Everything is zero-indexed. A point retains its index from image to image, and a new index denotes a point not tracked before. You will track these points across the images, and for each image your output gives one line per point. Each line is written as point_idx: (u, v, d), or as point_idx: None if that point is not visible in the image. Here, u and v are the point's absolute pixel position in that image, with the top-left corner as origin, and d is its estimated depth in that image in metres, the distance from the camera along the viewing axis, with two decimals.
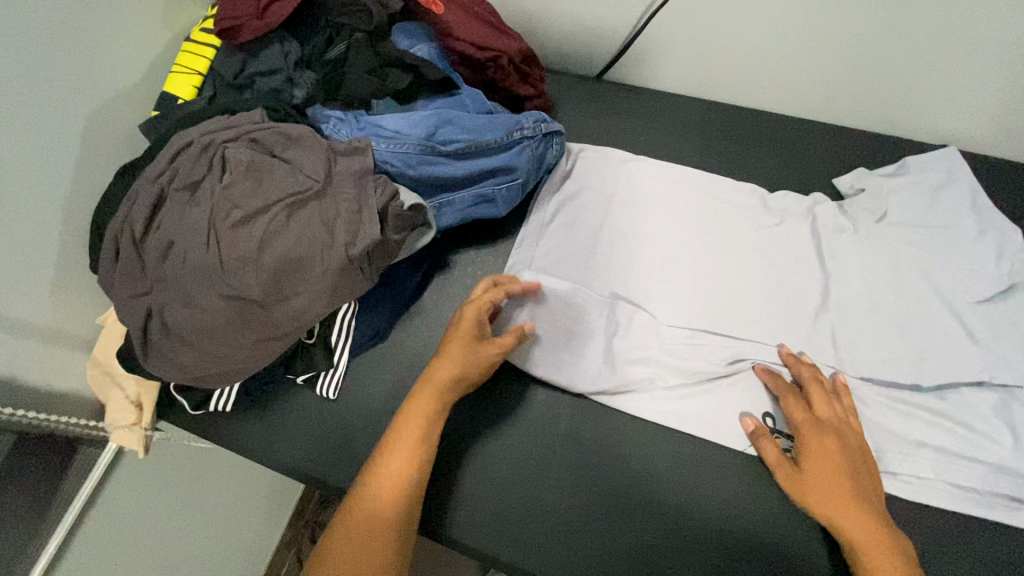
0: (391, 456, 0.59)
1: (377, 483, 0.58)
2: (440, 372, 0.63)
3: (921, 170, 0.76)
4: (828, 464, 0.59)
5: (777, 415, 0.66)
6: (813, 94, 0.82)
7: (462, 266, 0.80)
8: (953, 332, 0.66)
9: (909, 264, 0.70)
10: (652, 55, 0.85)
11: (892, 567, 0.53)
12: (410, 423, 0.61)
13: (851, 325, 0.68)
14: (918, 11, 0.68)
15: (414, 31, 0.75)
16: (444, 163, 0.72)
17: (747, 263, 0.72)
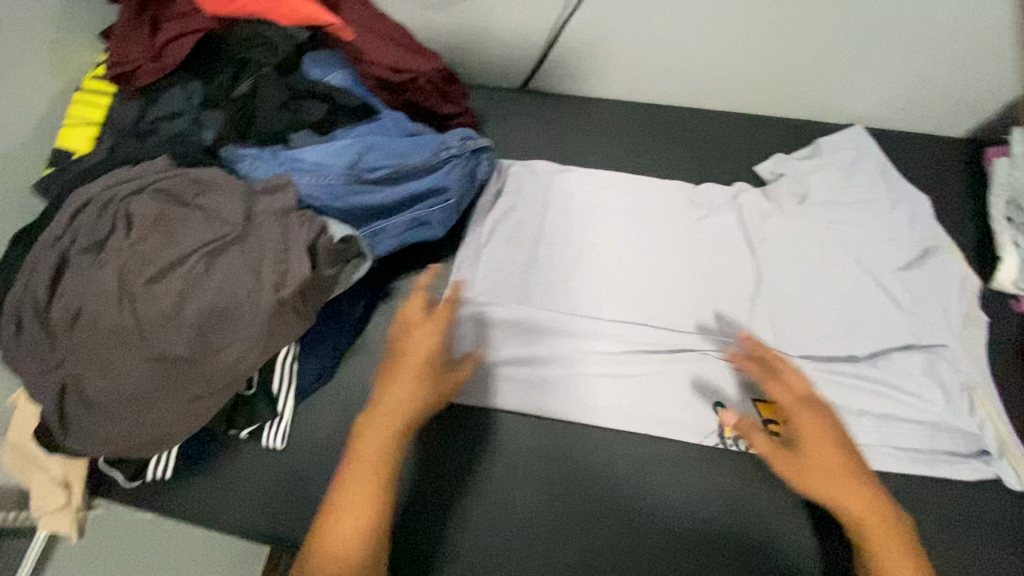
0: (351, 509, 0.51)
1: (339, 536, 0.50)
2: (388, 410, 0.55)
3: (833, 149, 0.79)
4: (824, 447, 0.55)
5: (729, 403, 0.67)
6: (727, 88, 0.84)
7: (404, 293, 0.78)
8: (881, 303, 0.70)
9: (832, 242, 0.73)
10: (571, 63, 0.85)
11: (893, 541, 0.52)
12: (369, 460, 0.53)
13: (787, 307, 0.70)
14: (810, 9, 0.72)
15: (327, 59, 0.74)
16: (372, 191, 0.70)
17: (683, 258, 0.74)
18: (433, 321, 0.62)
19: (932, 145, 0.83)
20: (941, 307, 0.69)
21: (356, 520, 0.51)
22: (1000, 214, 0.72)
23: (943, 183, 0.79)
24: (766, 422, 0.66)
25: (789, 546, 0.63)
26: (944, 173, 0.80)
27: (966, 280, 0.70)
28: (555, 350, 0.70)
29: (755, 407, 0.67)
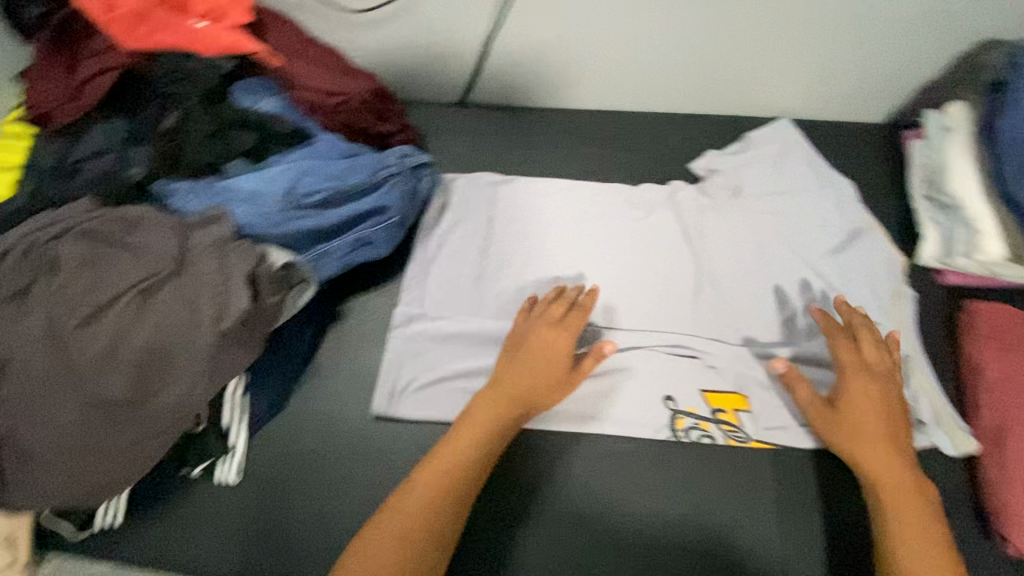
0: (441, 457, 0.60)
1: (426, 476, 0.59)
2: (486, 406, 0.64)
3: (762, 142, 0.82)
4: (864, 408, 0.61)
5: (680, 396, 0.68)
6: (658, 90, 0.86)
7: (355, 315, 0.77)
8: (815, 287, 0.73)
9: (767, 232, 0.76)
10: (505, 75, 0.86)
11: (911, 507, 0.56)
12: (471, 426, 0.62)
13: (728, 298, 0.73)
14: (723, 13, 0.74)
15: (257, 87, 0.74)
16: (311, 215, 0.70)
17: (628, 259, 0.75)
18: (557, 321, 0.68)
19: (857, 131, 0.86)
20: (870, 285, 0.72)
21: (443, 467, 0.59)
22: (918, 193, 0.74)
23: (868, 168, 0.83)
24: (713, 411, 0.68)
25: (758, 537, 0.63)
26: (868, 159, 0.84)
27: (891, 258, 0.73)
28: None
29: (704, 397, 0.68)
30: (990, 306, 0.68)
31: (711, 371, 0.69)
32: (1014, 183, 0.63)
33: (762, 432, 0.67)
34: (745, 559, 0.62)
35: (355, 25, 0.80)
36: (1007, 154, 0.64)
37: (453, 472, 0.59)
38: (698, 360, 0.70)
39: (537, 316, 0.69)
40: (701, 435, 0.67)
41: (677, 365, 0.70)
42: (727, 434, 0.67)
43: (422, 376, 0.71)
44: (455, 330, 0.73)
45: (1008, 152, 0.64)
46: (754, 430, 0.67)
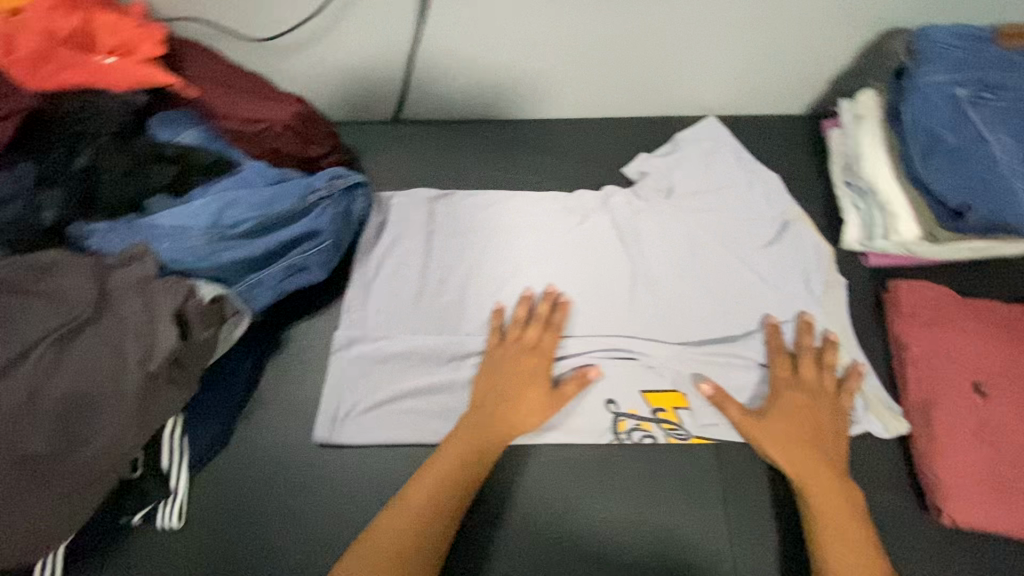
0: (441, 460, 0.62)
1: (425, 479, 0.61)
2: (480, 412, 0.65)
3: (692, 142, 0.83)
4: (795, 424, 0.63)
5: (620, 398, 0.69)
6: (587, 96, 0.87)
7: (295, 343, 0.76)
8: (748, 280, 0.73)
9: (700, 230, 0.77)
10: (435, 90, 0.87)
11: (841, 521, 0.58)
12: (468, 430, 0.64)
13: (666, 301, 0.73)
14: (638, 20, 0.75)
15: (177, 119, 0.73)
16: (239, 245, 0.69)
17: (568, 266, 0.76)
18: (540, 331, 0.70)
19: (780, 123, 0.88)
20: (801, 275, 0.73)
21: (441, 471, 0.61)
22: (840, 179, 0.77)
23: (792, 158, 0.85)
24: (654, 411, 0.68)
25: (705, 528, 0.64)
26: (792, 149, 0.86)
27: (819, 247, 0.75)
28: (446, 376, 0.71)
29: (644, 397, 0.69)
30: (910, 284, 0.71)
31: (650, 370, 0.70)
32: (920, 168, 0.65)
33: (701, 428, 0.67)
34: (693, 553, 0.63)
35: (274, 50, 0.80)
36: (913, 139, 0.65)
37: (451, 476, 0.61)
38: (636, 361, 0.71)
39: (516, 337, 0.70)
40: (643, 436, 0.68)
41: (616, 368, 0.70)
42: (668, 433, 0.67)
43: (367, 400, 0.70)
44: (399, 351, 0.72)
45: (913, 137, 0.65)
46: (694, 426, 0.67)
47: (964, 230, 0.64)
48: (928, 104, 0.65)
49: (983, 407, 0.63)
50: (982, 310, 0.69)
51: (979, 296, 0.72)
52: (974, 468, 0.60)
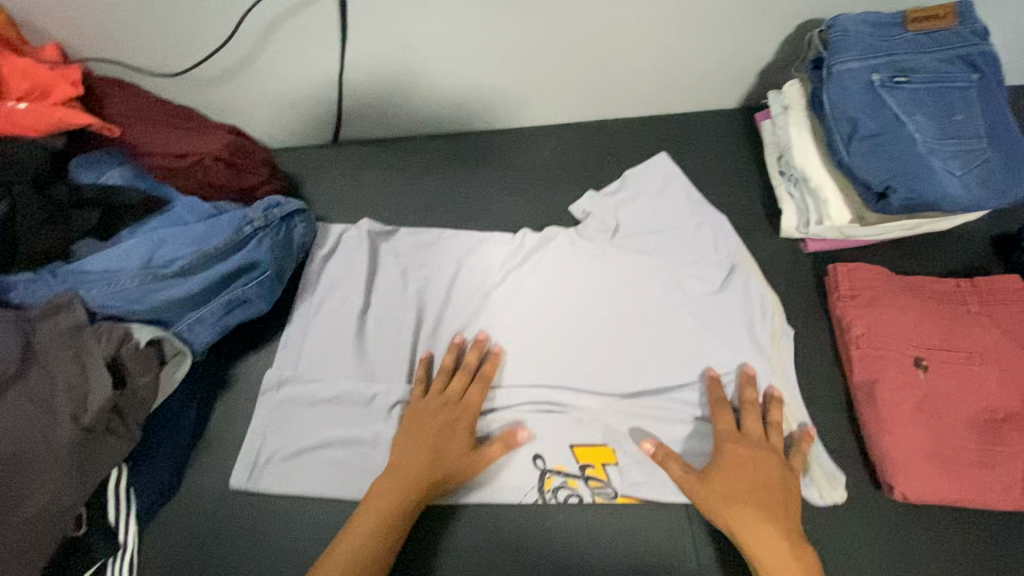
0: (400, 460, 0.64)
1: (386, 480, 0.62)
2: (433, 412, 0.67)
3: (640, 180, 0.82)
4: (739, 482, 0.60)
5: (548, 454, 0.68)
6: (525, 107, 0.87)
7: (244, 379, 0.74)
8: (687, 325, 0.73)
9: (648, 275, 0.75)
10: (371, 111, 0.86)
11: None
12: (422, 431, 0.66)
13: (610, 353, 0.72)
14: (565, 29, 0.76)
15: (101, 159, 0.71)
16: (174, 284, 0.67)
17: (521, 300, 0.76)
18: (473, 370, 0.70)
19: (716, 118, 0.90)
20: (747, 321, 0.72)
21: (402, 471, 0.63)
22: (777, 170, 0.78)
23: (730, 152, 0.87)
24: (582, 467, 0.67)
25: (665, 531, 0.65)
26: (730, 143, 0.87)
27: (764, 298, 0.73)
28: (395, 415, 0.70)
29: (573, 453, 0.68)
30: (848, 266, 0.72)
31: (578, 424, 0.69)
32: (844, 154, 0.66)
33: (628, 486, 0.66)
34: (654, 555, 0.64)
35: (200, 83, 0.78)
36: (836, 126, 0.67)
37: (412, 476, 0.62)
38: (564, 415, 0.70)
39: (437, 394, 0.69)
40: (570, 494, 0.66)
41: (542, 421, 0.69)
42: (594, 491, 0.66)
43: (322, 434, 0.69)
44: (352, 386, 0.71)
45: (835, 124, 0.67)
46: (621, 485, 0.66)
47: (888, 210, 0.65)
48: (845, 91, 0.66)
49: (923, 381, 0.64)
50: (917, 287, 0.70)
51: (913, 273, 0.74)
52: (919, 442, 0.62)
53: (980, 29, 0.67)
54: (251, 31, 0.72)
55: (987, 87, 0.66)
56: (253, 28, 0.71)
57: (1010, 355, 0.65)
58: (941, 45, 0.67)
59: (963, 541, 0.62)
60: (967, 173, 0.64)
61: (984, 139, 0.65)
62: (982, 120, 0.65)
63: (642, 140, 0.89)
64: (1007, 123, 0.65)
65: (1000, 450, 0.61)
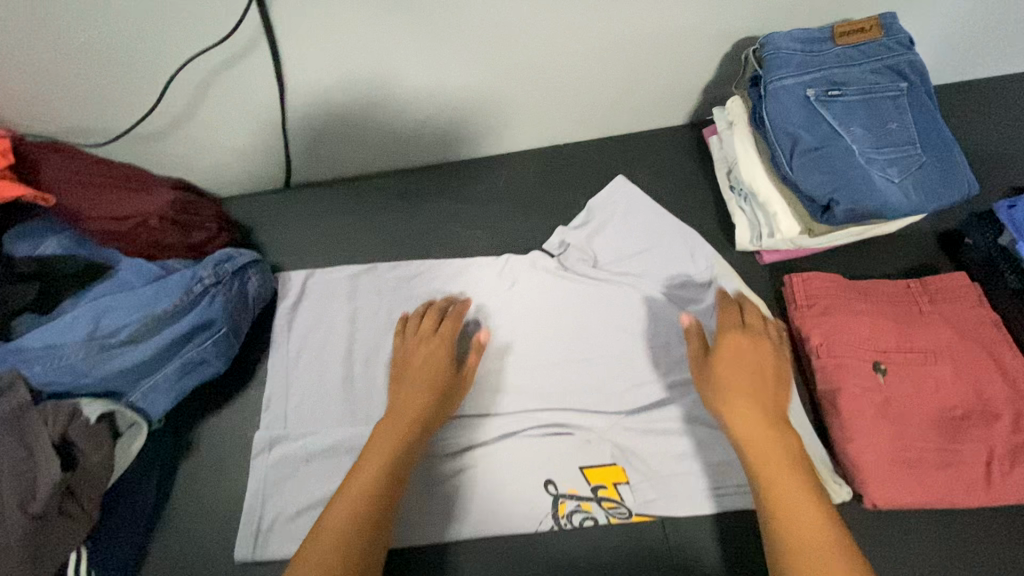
0: (402, 399, 0.66)
1: (392, 419, 0.64)
2: (424, 350, 0.69)
3: (604, 210, 0.83)
4: (736, 367, 0.61)
5: (559, 479, 0.68)
6: (477, 138, 0.87)
7: (206, 442, 0.72)
8: (673, 339, 0.74)
9: (626, 297, 0.76)
10: (322, 154, 0.85)
11: (779, 465, 0.55)
12: (417, 369, 0.68)
13: (587, 378, 0.73)
14: (506, 62, 0.76)
15: (36, 228, 0.69)
16: (123, 352, 0.64)
17: (504, 334, 0.75)
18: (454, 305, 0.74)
19: (668, 136, 0.91)
20: None
21: (407, 409, 0.65)
22: (727, 185, 0.79)
23: (683, 169, 0.88)
24: (594, 490, 0.68)
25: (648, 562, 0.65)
26: (683, 160, 0.88)
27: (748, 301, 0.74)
28: None
29: (583, 475, 0.68)
30: (802, 276, 0.73)
31: (587, 446, 0.69)
32: (788, 168, 0.67)
33: (642, 504, 0.67)
34: None
35: (138, 140, 0.76)
36: (777, 142, 0.68)
37: (416, 410, 0.65)
38: (561, 443, 0.70)
39: (414, 333, 0.71)
40: (584, 518, 0.67)
41: (553, 447, 0.69)
42: (609, 513, 0.67)
43: (298, 493, 0.67)
44: (332, 440, 0.69)
45: (777, 140, 0.68)
46: (634, 504, 0.67)
47: (833, 222, 0.66)
48: (783, 107, 0.68)
49: (882, 385, 0.66)
50: (870, 291, 0.72)
51: (866, 277, 0.76)
52: (883, 447, 0.62)
53: (905, 39, 0.70)
54: (187, 84, 0.70)
55: (916, 94, 0.68)
56: (189, 82, 0.70)
57: (962, 352, 0.67)
58: (870, 57, 0.69)
59: (938, 545, 0.63)
60: (905, 179, 0.65)
61: (918, 144, 0.67)
62: (914, 127, 0.67)
63: (596, 162, 0.90)
64: (937, 129, 0.68)
65: (960, 448, 0.62)
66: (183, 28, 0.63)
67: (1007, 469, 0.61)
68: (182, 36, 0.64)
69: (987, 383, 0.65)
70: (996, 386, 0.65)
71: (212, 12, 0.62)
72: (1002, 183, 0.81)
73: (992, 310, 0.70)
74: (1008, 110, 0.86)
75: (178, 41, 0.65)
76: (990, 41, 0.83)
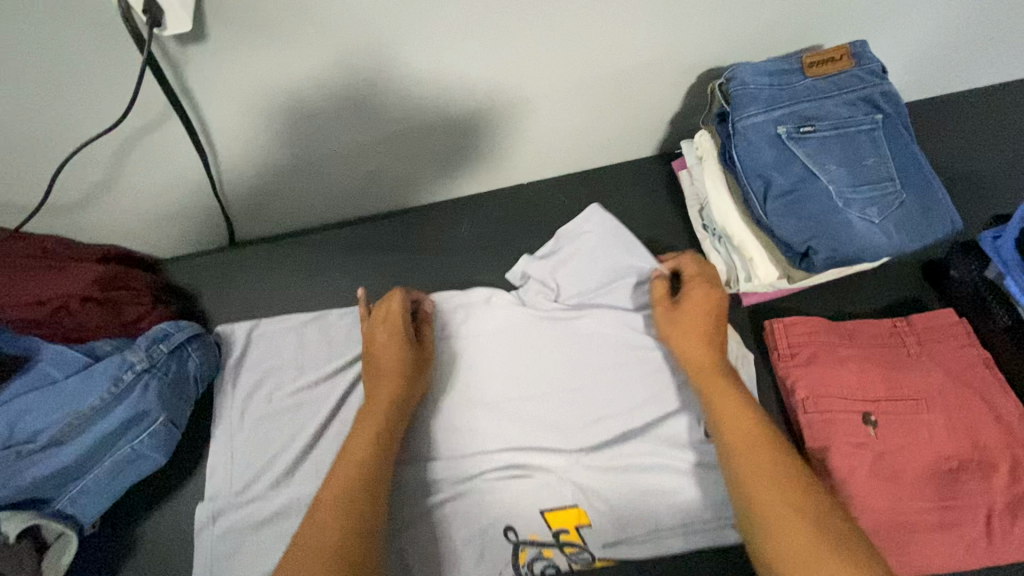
0: (377, 382, 0.64)
1: (374, 401, 0.63)
2: (393, 327, 0.68)
3: (571, 240, 0.76)
4: (695, 310, 0.65)
5: (519, 524, 0.62)
6: (435, 182, 0.82)
7: (149, 539, 0.65)
8: (640, 367, 0.69)
9: (596, 332, 0.71)
10: (267, 207, 0.78)
11: (734, 403, 0.58)
12: (388, 347, 0.66)
13: (559, 434, 0.66)
14: (457, 108, 0.71)
15: None
16: (46, 456, 0.59)
17: (469, 383, 0.69)
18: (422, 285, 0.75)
19: (637, 169, 0.86)
20: None
21: (386, 388, 0.63)
22: (700, 224, 0.76)
23: (654, 204, 0.83)
24: (555, 534, 0.62)
25: None
26: (654, 194, 0.84)
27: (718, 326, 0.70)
28: None
29: (544, 520, 0.62)
30: (784, 321, 0.69)
31: (547, 488, 0.64)
32: (761, 213, 0.64)
33: (605, 548, 0.61)
34: None
35: (58, 211, 0.69)
36: (749, 185, 0.64)
37: (393, 387, 0.63)
38: (526, 482, 0.64)
39: (372, 320, 0.69)
40: (546, 565, 0.60)
41: (510, 490, 0.64)
42: (570, 559, 0.61)
43: None
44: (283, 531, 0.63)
45: (748, 182, 0.64)
46: (598, 548, 0.61)
47: (813, 270, 0.62)
48: (753, 148, 0.64)
49: (874, 439, 0.62)
50: (855, 331, 0.68)
51: (851, 315, 0.72)
52: (879, 509, 0.59)
53: (877, 68, 0.66)
54: (105, 152, 0.64)
55: (892, 127, 0.64)
56: (106, 149, 0.63)
57: (955, 399, 0.63)
58: (842, 89, 0.65)
59: None
60: (886, 219, 0.61)
61: (896, 180, 0.63)
62: (891, 161, 0.63)
63: (562, 201, 0.85)
64: (916, 162, 0.64)
65: (959, 504, 0.59)
66: (88, 98, 0.57)
67: (1007, 525, 0.58)
68: (88, 106, 0.58)
69: (983, 431, 0.61)
70: (992, 434, 0.61)
71: (117, 80, 0.56)
72: (981, 205, 0.78)
73: (983, 348, 0.67)
74: (985, 127, 0.83)
75: (85, 111, 0.58)
76: (962, 58, 0.79)
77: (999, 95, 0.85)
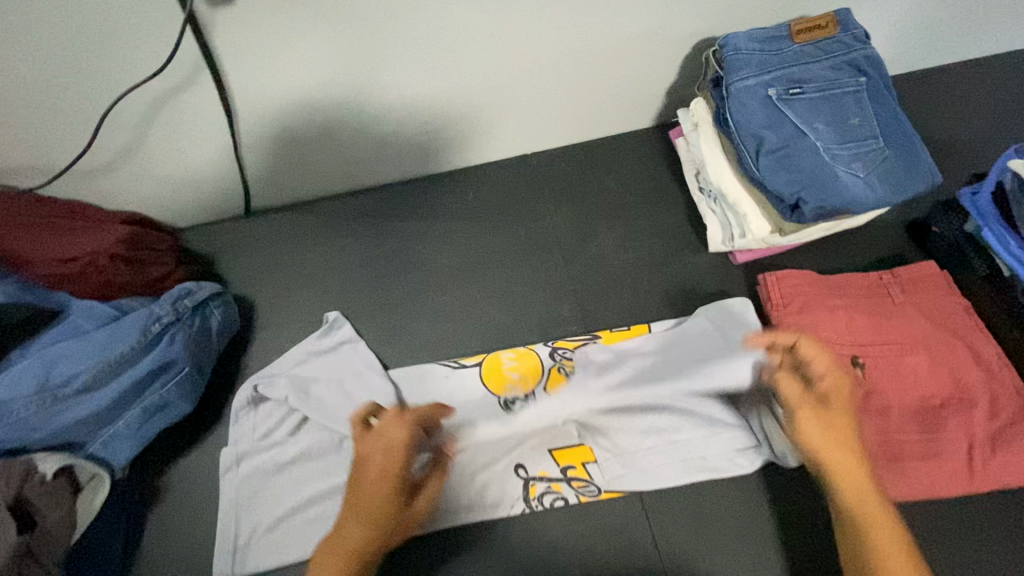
0: (354, 520, 0.51)
1: (343, 542, 0.51)
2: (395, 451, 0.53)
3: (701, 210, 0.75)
4: (841, 418, 0.55)
5: (529, 462, 0.67)
6: (444, 152, 0.85)
7: (176, 482, 0.69)
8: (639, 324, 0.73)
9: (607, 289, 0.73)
10: (282, 174, 0.81)
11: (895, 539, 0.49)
12: (381, 485, 0.52)
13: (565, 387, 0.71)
14: (469, 78, 0.75)
15: None
16: (78, 402, 0.62)
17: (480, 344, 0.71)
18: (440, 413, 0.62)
19: (635, 139, 0.90)
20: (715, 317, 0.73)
21: (367, 530, 0.51)
22: (697, 186, 0.79)
23: (652, 172, 0.87)
24: (563, 470, 0.67)
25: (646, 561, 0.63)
26: (651, 163, 0.88)
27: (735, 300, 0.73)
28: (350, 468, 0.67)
29: (552, 457, 0.68)
30: (777, 275, 0.73)
31: (554, 431, 0.69)
32: (755, 169, 0.67)
33: (610, 482, 0.66)
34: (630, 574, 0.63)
35: (84, 174, 0.72)
36: (743, 142, 0.68)
37: (376, 530, 0.51)
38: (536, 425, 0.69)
39: (372, 435, 0.54)
40: (555, 498, 0.66)
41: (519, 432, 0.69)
42: (579, 491, 0.66)
43: (275, 524, 0.65)
44: (308, 470, 0.67)
45: (742, 140, 0.68)
46: (604, 481, 0.66)
47: (803, 221, 0.66)
48: (746, 108, 0.68)
49: (864, 378, 0.65)
50: (840, 283, 0.73)
51: (837, 270, 0.77)
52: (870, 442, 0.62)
53: (861, 34, 0.70)
54: (133, 114, 0.67)
55: (875, 89, 0.69)
56: (134, 111, 0.66)
57: (938, 342, 0.67)
58: (828, 54, 0.69)
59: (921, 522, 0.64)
60: (870, 173, 0.66)
61: (880, 138, 0.67)
62: (875, 121, 0.67)
63: (564, 173, 0.88)
64: (897, 122, 0.68)
65: (942, 436, 0.63)
66: (121, 59, 0.61)
67: (988, 455, 0.62)
68: (121, 67, 0.61)
69: (963, 370, 0.65)
70: (974, 373, 0.65)
71: (150, 40, 0.59)
72: (960, 168, 0.83)
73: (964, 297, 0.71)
74: (964, 98, 0.88)
75: (117, 73, 0.62)
76: (942, 31, 0.84)
77: (978, 68, 0.90)
